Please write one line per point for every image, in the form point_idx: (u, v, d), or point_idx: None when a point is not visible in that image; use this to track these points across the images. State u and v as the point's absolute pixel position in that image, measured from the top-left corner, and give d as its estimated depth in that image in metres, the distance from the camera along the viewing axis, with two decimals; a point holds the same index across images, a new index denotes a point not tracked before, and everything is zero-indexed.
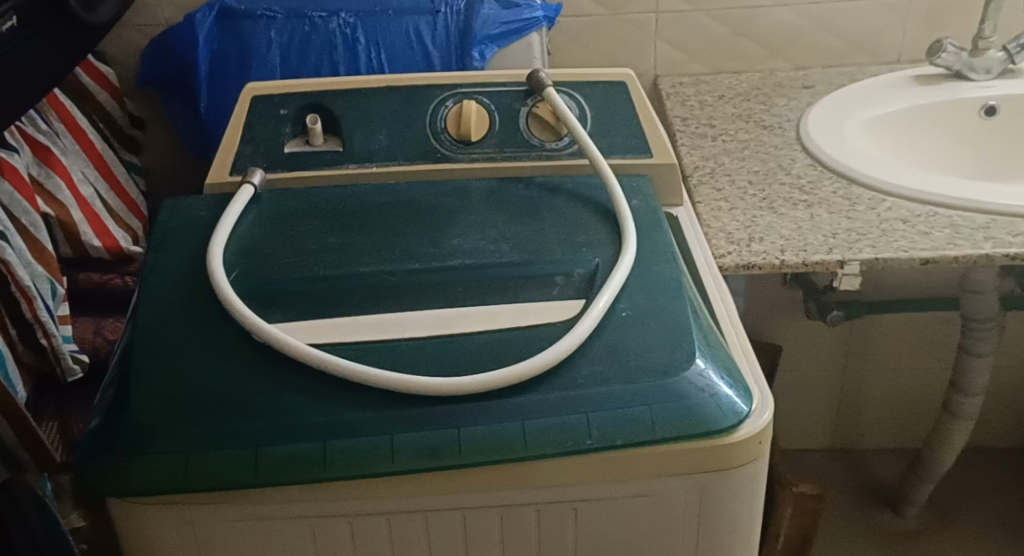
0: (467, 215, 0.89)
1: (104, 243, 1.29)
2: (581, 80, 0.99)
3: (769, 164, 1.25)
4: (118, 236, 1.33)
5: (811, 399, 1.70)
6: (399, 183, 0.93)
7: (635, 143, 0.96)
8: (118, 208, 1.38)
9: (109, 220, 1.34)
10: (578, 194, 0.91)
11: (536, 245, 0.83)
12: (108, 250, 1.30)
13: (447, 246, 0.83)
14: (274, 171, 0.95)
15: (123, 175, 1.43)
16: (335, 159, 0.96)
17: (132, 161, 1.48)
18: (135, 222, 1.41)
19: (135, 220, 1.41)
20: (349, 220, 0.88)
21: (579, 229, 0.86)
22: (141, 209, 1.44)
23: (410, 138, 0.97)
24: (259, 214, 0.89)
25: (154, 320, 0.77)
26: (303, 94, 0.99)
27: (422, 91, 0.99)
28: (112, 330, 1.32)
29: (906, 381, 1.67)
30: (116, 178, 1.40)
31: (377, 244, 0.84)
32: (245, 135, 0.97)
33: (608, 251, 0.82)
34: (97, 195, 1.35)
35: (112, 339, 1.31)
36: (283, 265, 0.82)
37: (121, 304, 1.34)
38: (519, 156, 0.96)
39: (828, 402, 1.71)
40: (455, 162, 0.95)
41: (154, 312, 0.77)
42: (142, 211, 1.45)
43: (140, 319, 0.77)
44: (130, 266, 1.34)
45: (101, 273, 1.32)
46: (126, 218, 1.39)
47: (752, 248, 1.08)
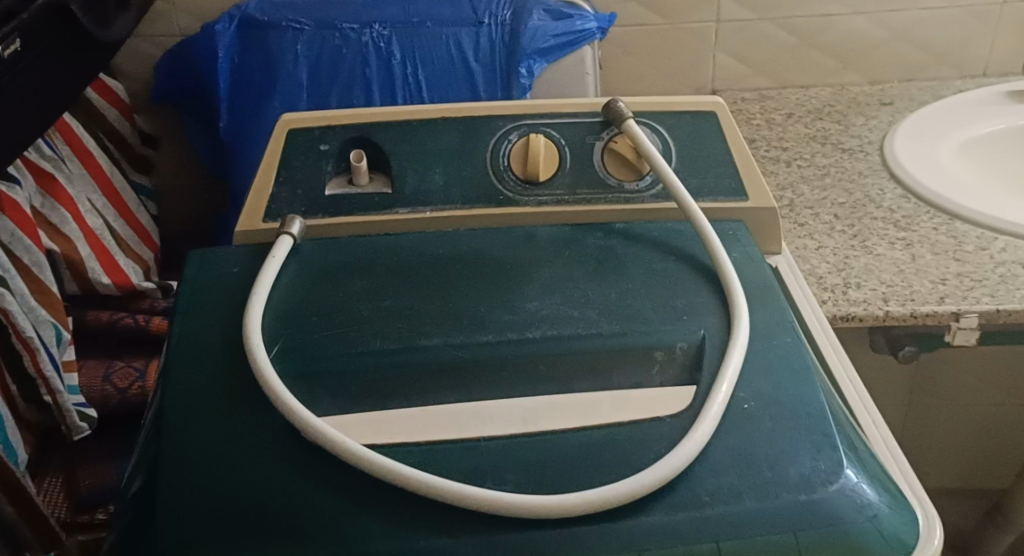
0: (541, 269, 0.76)
1: (114, 280, 1.17)
2: (664, 110, 0.86)
3: (855, 196, 1.13)
4: (129, 270, 1.21)
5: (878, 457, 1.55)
6: (456, 230, 0.81)
7: (727, 183, 0.83)
8: (128, 238, 1.26)
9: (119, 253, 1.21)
10: (667, 244, 0.78)
11: (628, 311, 0.71)
12: (119, 288, 1.18)
13: (522, 312, 0.71)
14: (314, 216, 0.82)
15: (135, 203, 1.30)
16: (384, 202, 0.83)
17: (142, 182, 1.35)
18: (148, 253, 1.29)
19: (147, 251, 1.29)
20: (404, 278, 0.75)
21: (676, 291, 0.73)
22: (155, 239, 1.32)
23: (470, 178, 0.84)
24: (297, 270, 0.76)
25: (183, 408, 0.64)
26: (345, 127, 0.87)
27: (482, 123, 0.87)
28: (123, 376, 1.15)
29: (990, 430, 1.52)
30: (127, 207, 1.28)
31: (440, 309, 0.71)
32: (281, 174, 0.84)
33: (714, 321, 0.70)
34: (107, 226, 1.22)
35: (123, 386, 1.13)
36: (326, 335, 0.69)
37: (135, 347, 1.18)
38: (594, 199, 0.83)
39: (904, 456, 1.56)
40: (521, 206, 0.83)
41: (183, 397, 0.65)
42: (154, 241, 1.32)
43: (167, 406, 0.65)
44: (142, 304, 1.20)
45: (111, 312, 1.17)
46: (137, 249, 1.27)
47: (850, 295, 0.96)
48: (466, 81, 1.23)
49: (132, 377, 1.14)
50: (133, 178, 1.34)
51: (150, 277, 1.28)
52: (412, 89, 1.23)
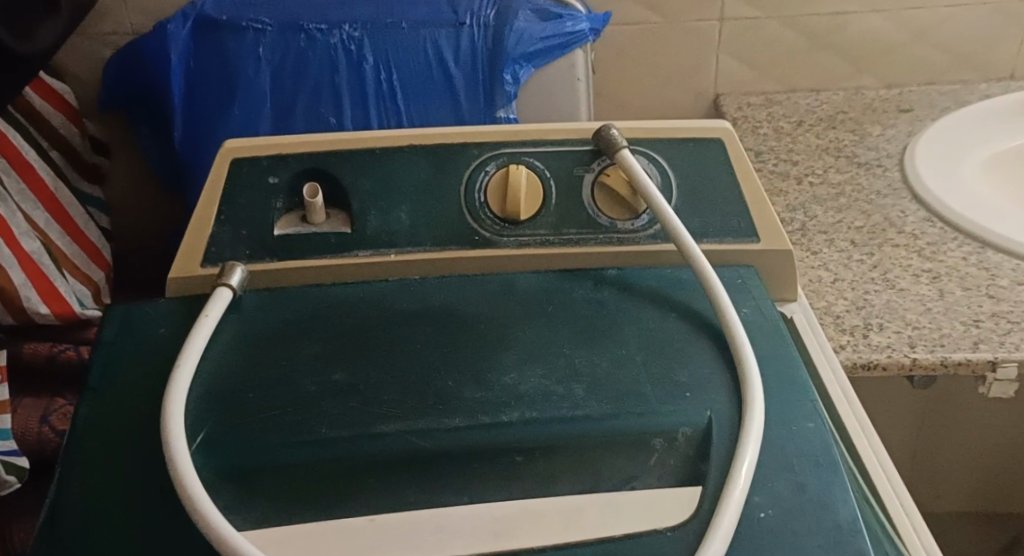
0: (520, 331, 0.65)
1: (52, 308, 1.03)
2: (665, 136, 0.75)
3: (873, 218, 1.02)
4: (72, 296, 1.07)
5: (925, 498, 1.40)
6: (425, 279, 0.70)
7: (735, 222, 0.73)
8: (75, 258, 1.14)
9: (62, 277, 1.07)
10: (668, 296, 0.68)
11: (621, 389, 0.60)
12: (58, 316, 1.04)
13: (497, 387, 0.60)
14: (260, 260, 0.72)
15: (83, 217, 1.17)
16: (342, 245, 0.73)
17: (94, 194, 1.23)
18: (98, 273, 1.17)
19: (97, 271, 1.17)
20: (360, 342, 0.64)
21: (677, 361, 0.62)
22: (106, 257, 1.20)
23: (440, 216, 0.74)
24: (235, 330, 0.65)
25: (90, 514, 0.54)
26: (297, 156, 0.76)
27: (455, 151, 0.75)
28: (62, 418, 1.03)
29: None
30: (73, 222, 1.15)
31: (400, 385, 0.61)
32: (223, 211, 0.74)
33: (723, 400, 0.59)
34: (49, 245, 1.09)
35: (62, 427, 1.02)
36: (265, 420, 0.58)
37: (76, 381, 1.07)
38: (581, 240, 0.73)
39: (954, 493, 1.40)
40: (499, 249, 0.72)
41: (90, 498, 0.55)
42: (106, 258, 1.20)
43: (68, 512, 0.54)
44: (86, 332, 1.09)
45: (50, 343, 1.07)
46: (85, 269, 1.15)
47: (871, 339, 0.86)
48: (443, 87, 1.11)
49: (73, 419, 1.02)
50: (85, 189, 1.21)
51: (101, 300, 1.16)
52: (386, 99, 1.12)
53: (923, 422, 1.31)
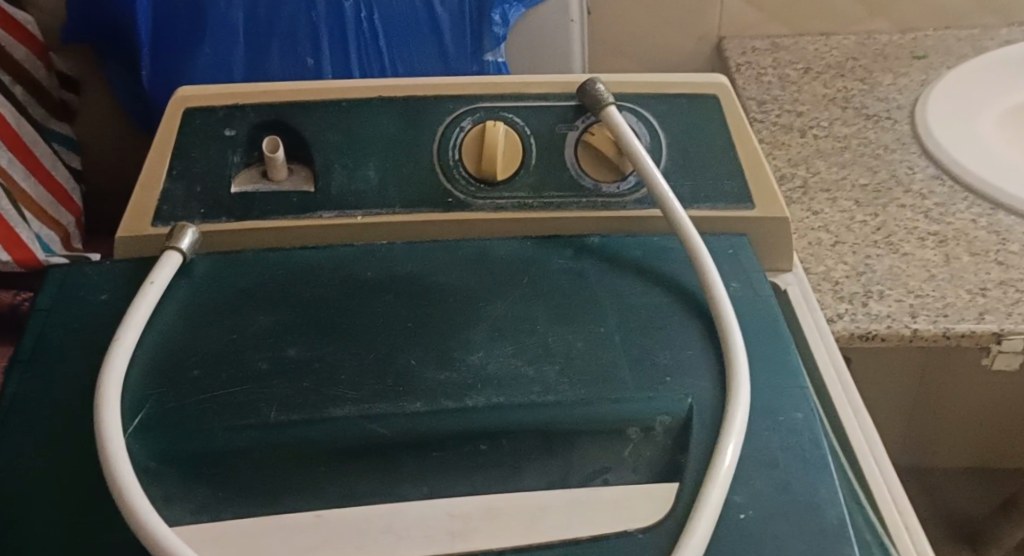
0: (491, 307, 0.60)
1: (14, 257, 1.00)
2: (656, 92, 0.69)
3: (879, 175, 0.96)
4: (35, 242, 1.04)
5: (924, 457, 1.35)
6: (392, 244, 0.66)
7: (728, 186, 0.67)
8: (43, 200, 1.09)
9: (26, 224, 1.03)
10: (652, 268, 0.63)
11: (595, 371, 0.55)
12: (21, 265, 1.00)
13: (462, 369, 0.56)
14: (215, 219, 0.67)
15: (51, 159, 1.12)
16: (304, 204, 0.68)
17: (64, 134, 1.17)
18: (68, 217, 1.12)
19: (67, 215, 1.12)
20: (317, 317, 0.60)
21: (658, 341, 0.57)
22: (77, 201, 1.15)
23: (409, 176, 0.68)
24: (182, 298, 0.62)
25: (23, 500, 0.52)
26: (256, 107, 0.70)
27: (428, 105, 0.70)
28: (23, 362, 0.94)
29: None
30: (41, 164, 1.10)
31: (356, 363, 0.56)
32: (175, 165, 0.69)
33: (706, 384, 0.54)
34: (14, 186, 1.04)
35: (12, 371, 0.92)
36: (209, 400, 0.55)
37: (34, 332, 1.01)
38: (564, 204, 0.67)
39: (962, 456, 1.35)
40: (473, 212, 0.67)
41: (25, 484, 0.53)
42: (77, 203, 1.15)
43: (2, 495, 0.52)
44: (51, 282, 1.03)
45: (10, 292, 1.00)
46: (55, 213, 1.10)
47: (871, 308, 0.80)
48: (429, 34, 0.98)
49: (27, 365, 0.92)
50: (53, 126, 1.14)
51: (71, 246, 1.11)
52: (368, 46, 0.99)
53: (952, 388, 1.23)
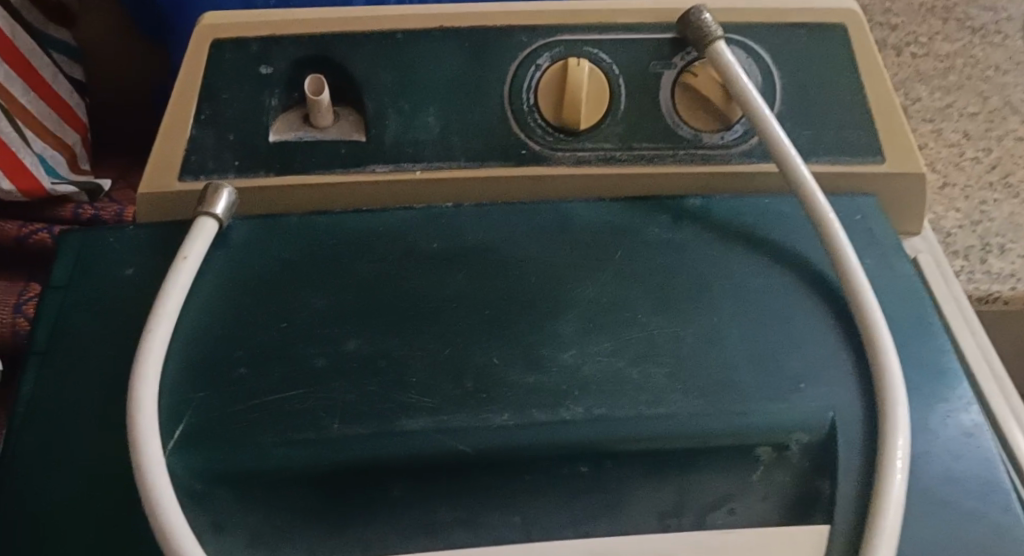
0: (580, 289, 0.51)
1: (18, 186, 0.91)
2: (772, 20, 0.58)
3: (991, 101, 0.85)
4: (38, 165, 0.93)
5: None
6: (459, 207, 0.57)
7: (853, 136, 0.57)
8: (46, 118, 0.96)
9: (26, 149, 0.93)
10: (767, 239, 0.53)
11: (713, 375, 0.46)
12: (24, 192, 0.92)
13: (553, 369, 0.47)
14: (252, 173, 0.58)
15: (53, 70, 0.98)
16: (355, 156, 0.58)
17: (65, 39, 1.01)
18: (73, 136, 0.99)
19: (73, 132, 1.00)
20: (379, 299, 0.51)
21: (786, 334, 0.48)
22: (84, 118, 1.02)
23: (477, 123, 0.59)
24: (220, 274, 0.53)
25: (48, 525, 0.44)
26: (295, 39, 0.59)
27: (498, 36, 0.59)
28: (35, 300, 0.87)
29: None
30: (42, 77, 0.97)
31: (427, 361, 0.48)
32: (203, 108, 0.59)
33: (848, 393, 0.45)
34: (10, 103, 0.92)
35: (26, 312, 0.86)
36: (260, 409, 0.46)
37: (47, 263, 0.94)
38: (655, 157, 0.58)
39: None
40: (550, 167, 0.58)
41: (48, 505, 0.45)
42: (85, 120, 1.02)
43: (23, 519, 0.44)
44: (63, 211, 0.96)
45: (19, 222, 0.93)
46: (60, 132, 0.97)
47: (991, 264, 0.71)
48: None
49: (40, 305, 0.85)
50: (52, 32, 1.00)
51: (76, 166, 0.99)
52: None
53: None
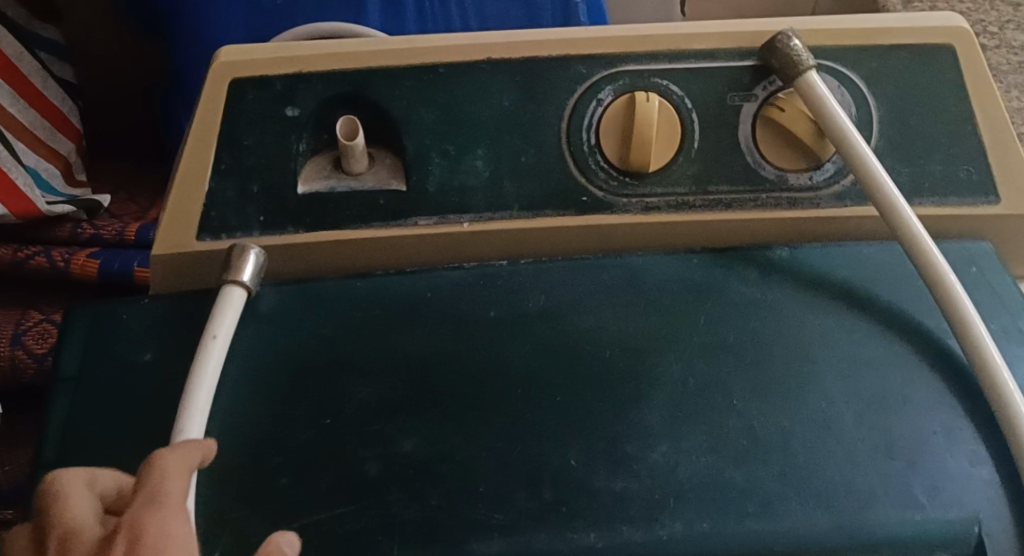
0: (663, 367, 0.45)
1: (11, 207, 0.81)
2: (867, 44, 0.51)
3: None
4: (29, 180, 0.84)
5: None
6: (515, 264, 0.49)
7: (963, 172, 0.50)
8: (37, 129, 0.88)
9: (17, 166, 0.83)
10: (874, 297, 0.47)
11: (830, 479, 0.41)
12: (17, 216, 0.82)
13: (646, 472, 0.41)
14: (278, 229, 0.51)
15: (44, 78, 0.91)
16: (394, 207, 0.51)
17: (52, 36, 0.95)
18: (67, 145, 0.92)
19: (67, 143, 0.92)
20: (434, 384, 0.44)
21: (908, 424, 0.42)
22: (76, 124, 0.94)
23: (532, 166, 0.52)
24: (250, 356, 0.46)
25: None
26: (324, 75, 0.52)
27: (553, 67, 0.52)
28: (41, 337, 0.78)
29: None
30: (33, 85, 0.89)
31: (496, 464, 0.41)
32: (222, 156, 0.52)
33: (987, 499, 0.40)
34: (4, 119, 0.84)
35: (39, 351, 0.77)
36: (308, 531, 0.40)
37: (44, 287, 0.85)
38: (735, 202, 0.51)
39: None
40: (615, 215, 0.51)
41: None
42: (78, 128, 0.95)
43: None
44: (61, 231, 0.87)
45: (11, 246, 0.84)
46: (53, 142, 0.90)
47: None
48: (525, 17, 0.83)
49: (53, 339, 0.77)
50: (38, 31, 0.92)
51: (73, 178, 0.92)
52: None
53: None
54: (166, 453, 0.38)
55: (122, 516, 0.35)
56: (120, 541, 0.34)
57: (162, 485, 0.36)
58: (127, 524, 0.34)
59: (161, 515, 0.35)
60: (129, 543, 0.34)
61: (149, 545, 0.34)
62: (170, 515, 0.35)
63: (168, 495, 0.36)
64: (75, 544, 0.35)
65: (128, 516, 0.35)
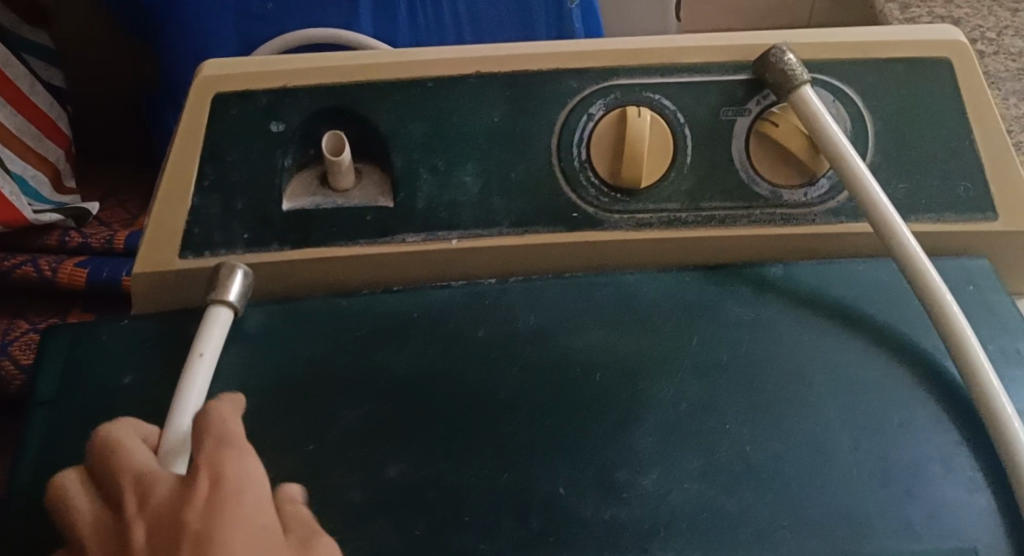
0: (654, 390, 0.44)
1: None
2: (863, 58, 0.50)
3: None
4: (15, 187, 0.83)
5: None
6: (504, 282, 0.48)
7: (961, 188, 0.49)
8: (25, 135, 0.87)
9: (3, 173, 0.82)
10: (870, 317, 0.46)
11: (824, 509, 0.40)
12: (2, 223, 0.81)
13: (636, 501, 0.40)
14: (263, 246, 0.50)
15: (32, 83, 0.90)
16: (381, 224, 0.50)
17: (40, 41, 0.94)
18: (55, 151, 0.91)
19: (54, 149, 0.91)
20: (421, 407, 0.43)
21: (904, 449, 0.42)
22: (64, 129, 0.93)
23: (522, 182, 0.51)
24: (233, 378, 0.45)
25: None
26: (310, 89, 0.51)
27: (543, 81, 0.51)
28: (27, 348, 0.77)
29: None
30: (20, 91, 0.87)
31: (483, 492, 0.41)
32: (206, 172, 0.51)
33: (983, 528, 0.40)
34: None
35: (25, 363, 0.76)
36: None
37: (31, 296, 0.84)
38: (728, 218, 0.50)
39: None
40: (607, 232, 0.50)
41: None
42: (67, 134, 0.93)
43: None
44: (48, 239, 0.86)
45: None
46: (41, 149, 0.89)
47: None
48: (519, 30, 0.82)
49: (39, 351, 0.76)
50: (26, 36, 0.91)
51: (62, 185, 0.91)
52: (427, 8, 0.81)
53: None
54: (216, 401, 0.40)
55: (194, 459, 0.37)
56: (203, 481, 0.37)
57: (228, 429, 0.38)
58: (208, 465, 0.37)
59: (238, 458, 0.38)
60: (211, 479, 0.37)
61: (230, 480, 0.37)
62: (241, 456, 0.38)
63: (237, 438, 0.38)
64: (153, 489, 0.37)
65: (204, 458, 0.37)
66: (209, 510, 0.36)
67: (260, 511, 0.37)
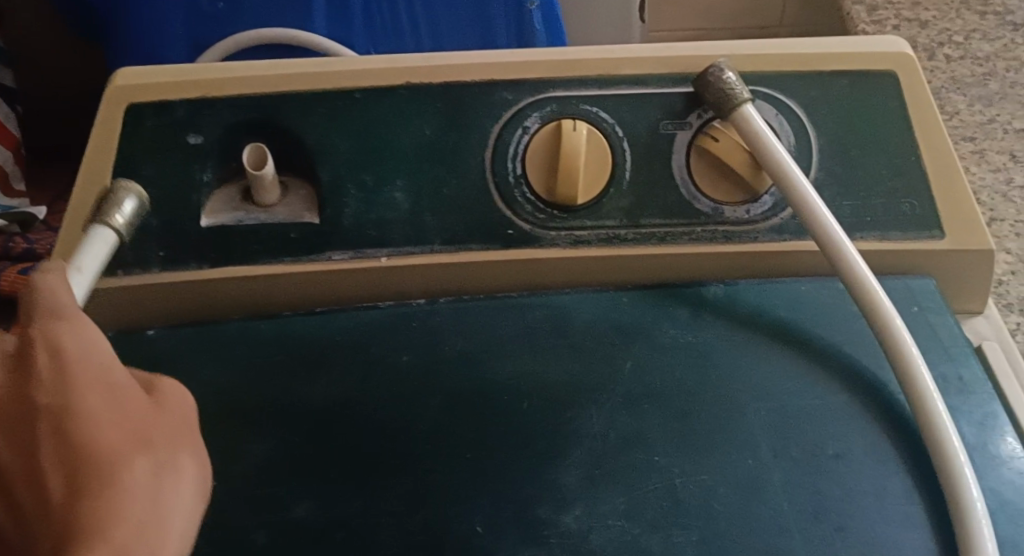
0: (583, 420, 0.42)
1: None
2: (806, 71, 0.48)
3: None
4: None
5: None
6: (433, 303, 0.46)
7: (907, 207, 0.47)
8: None
9: None
10: (811, 341, 0.44)
11: (754, 546, 0.38)
12: None
13: (557, 540, 0.38)
14: (180, 266, 0.48)
15: None
16: (305, 242, 0.48)
17: None
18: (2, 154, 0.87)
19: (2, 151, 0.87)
20: (337, 439, 0.41)
21: (841, 483, 0.40)
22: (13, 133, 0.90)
23: (455, 199, 0.49)
24: None
25: None
26: (231, 101, 0.49)
27: (477, 93, 0.49)
28: None
29: None
30: None
31: (397, 531, 0.38)
32: None
33: None
34: None
35: None
36: None
37: None
38: (669, 236, 0.48)
39: None
40: (542, 250, 0.48)
41: None
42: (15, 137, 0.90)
43: None
44: None
45: None
46: None
47: None
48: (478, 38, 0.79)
49: None
50: None
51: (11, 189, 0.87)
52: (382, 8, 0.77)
53: None
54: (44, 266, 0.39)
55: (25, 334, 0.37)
56: (40, 353, 0.36)
57: (59, 297, 0.37)
58: (42, 336, 0.36)
59: (72, 328, 0.37)
60: (50, 354, 0.36)
61: (70, 352, 0.36)
62: (78, 325, 0.37)
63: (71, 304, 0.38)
64: None
65: (36, 332, 0.36)
66: (58, 384, 0.35)
67: (107, 372, 0.37)
